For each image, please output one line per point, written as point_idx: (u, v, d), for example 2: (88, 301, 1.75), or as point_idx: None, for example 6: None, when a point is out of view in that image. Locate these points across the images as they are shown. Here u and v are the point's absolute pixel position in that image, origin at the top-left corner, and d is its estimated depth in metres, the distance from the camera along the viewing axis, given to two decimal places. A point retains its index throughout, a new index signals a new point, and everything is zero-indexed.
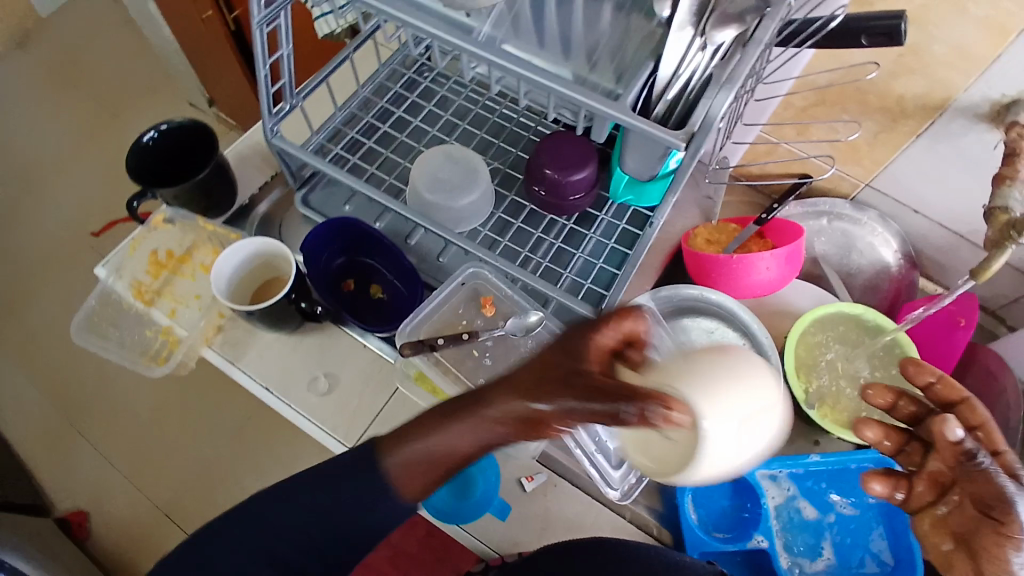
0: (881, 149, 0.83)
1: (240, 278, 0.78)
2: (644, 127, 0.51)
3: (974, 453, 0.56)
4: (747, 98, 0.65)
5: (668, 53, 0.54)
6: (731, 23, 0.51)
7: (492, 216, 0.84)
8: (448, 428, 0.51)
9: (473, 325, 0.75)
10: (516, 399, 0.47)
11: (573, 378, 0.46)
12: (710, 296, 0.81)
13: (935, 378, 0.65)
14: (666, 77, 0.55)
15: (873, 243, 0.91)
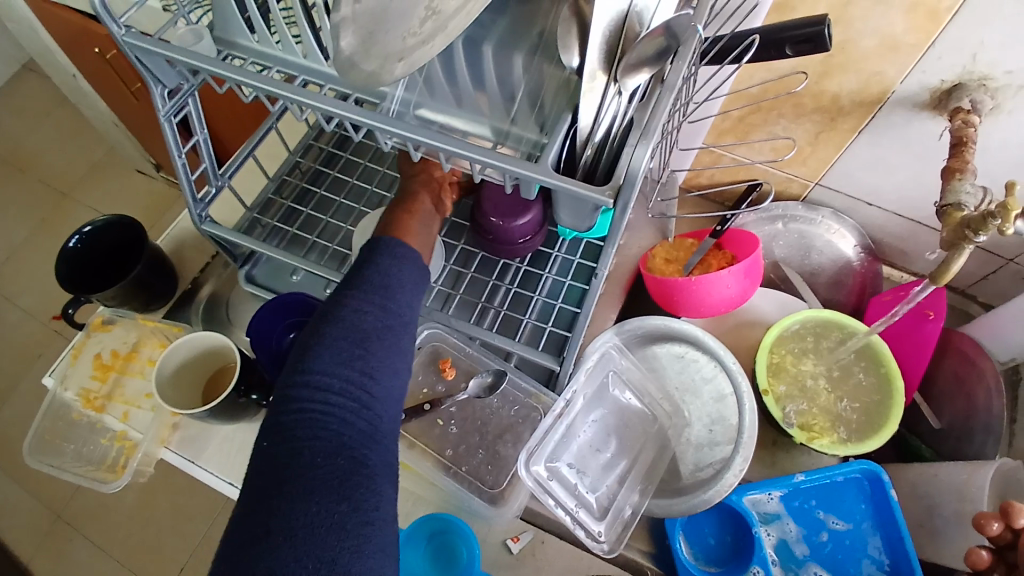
0: (824, 148, 0.81)
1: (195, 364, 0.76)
2: (569, 187, 0.49)
3: None
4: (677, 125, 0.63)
5: (585, 104, 0.51)
6: (640, 69, 0.49)
7: (444, 269, 0.82)
8: (405, 216, 0.61)
9: (435, 391, 0.72)
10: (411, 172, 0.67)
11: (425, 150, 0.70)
12: (676, 324, 0.79)
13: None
14: (587, 125, 0.52)
15: (831, 240, 0.89)
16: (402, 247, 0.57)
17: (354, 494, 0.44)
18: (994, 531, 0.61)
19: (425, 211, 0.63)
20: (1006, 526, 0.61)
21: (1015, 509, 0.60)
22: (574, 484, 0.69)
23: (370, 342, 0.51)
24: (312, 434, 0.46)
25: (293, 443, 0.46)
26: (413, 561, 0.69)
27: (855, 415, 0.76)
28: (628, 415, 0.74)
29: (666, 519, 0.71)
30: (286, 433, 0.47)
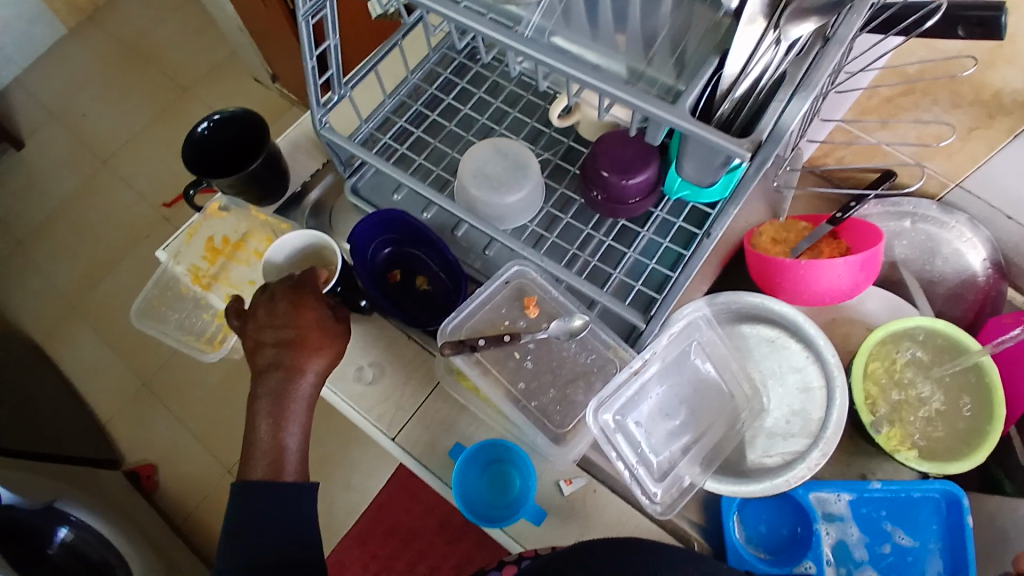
0: (974, 146, 0.74)
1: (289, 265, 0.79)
2: (703, 134, 0.46)
3: None
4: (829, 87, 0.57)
5: (736, 49, 0.48)
6: (809, 17, 0.46)
7: (542, 210, 0.81)
8: (285, 425, 0.70)
9: (515, 325, 0.73)
10: (298, 359, 0.70)
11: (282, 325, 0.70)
12: (776, 305, 0.76)
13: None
14: (732, 74, 0.49)
15: (959, 249, 0.82)
16: (280, 489, 0.68)
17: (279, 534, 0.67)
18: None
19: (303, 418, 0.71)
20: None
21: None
22: (637, 441, 0.69)
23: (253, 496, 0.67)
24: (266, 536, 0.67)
25: (264, 519, 0.66)
26: (468, 481, 0.73)
27: (945, 434, 0.72)
28: (705, 388, 0.72)
29: (725, 496, 0.70)
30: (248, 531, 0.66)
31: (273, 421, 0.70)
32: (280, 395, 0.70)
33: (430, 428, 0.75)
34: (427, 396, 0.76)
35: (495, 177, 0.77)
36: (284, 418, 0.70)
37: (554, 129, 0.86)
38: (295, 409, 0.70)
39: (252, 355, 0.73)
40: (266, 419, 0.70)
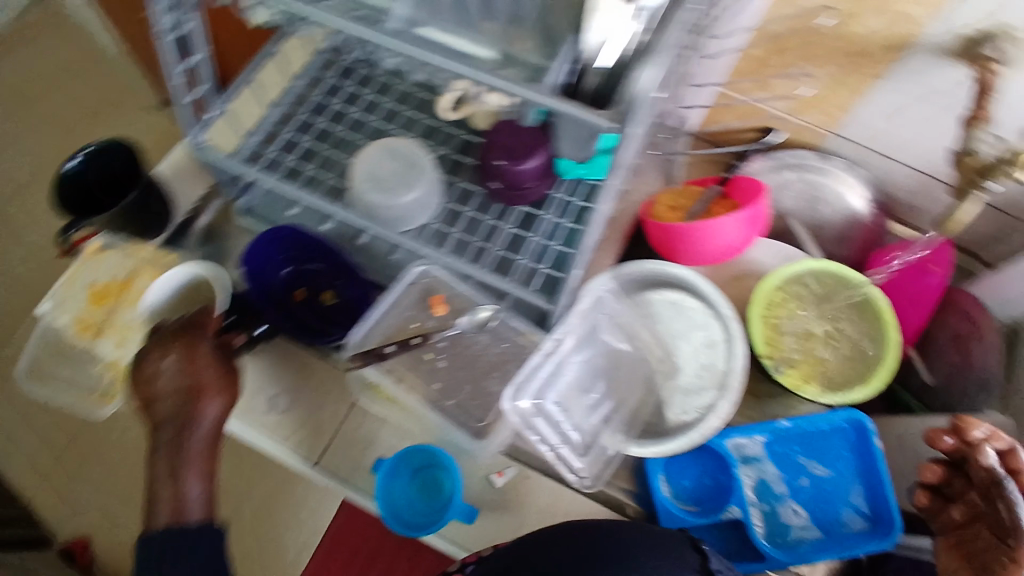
0: (844, 93, 0.76)
1: (176, 302, 0.76)
2: (565, 111, 0.47)
3: (1002, 480, 0.63)
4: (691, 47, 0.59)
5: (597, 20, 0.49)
6: None
7: (441, 207, 0.80)
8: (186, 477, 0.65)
9: (425, 325, 0.72)
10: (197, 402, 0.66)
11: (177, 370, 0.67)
12: (672, 269, 0.78)
13: (985, 433, 0.64)
14: (595, 45, 0.50)
15: (839, 191, 0.84)
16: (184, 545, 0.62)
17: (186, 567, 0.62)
18: (947, 446, 0.66)
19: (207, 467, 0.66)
20: (959, 440, 0.65)
21: (964, 422, 0.65)
22: (558, 421, 0.71)
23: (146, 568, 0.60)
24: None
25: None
26: (395, 492, 0.71)
27: (848, 367, 0.75)
28: (615, 358, 0.76)
29: (649, 461, 0.73)
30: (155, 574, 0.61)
31: (170, 478, 0.65)
32: (177, 446, 0.66)
33: (353, 446, 0.75)
34: (346, 413, 0.76)
35: (388, 178, 0.75)
36: (183, 469, 0.65)
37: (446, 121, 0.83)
38: (193, 458, 0.66)
39: (144, 409, 0.68)
40: (163, 478, 0.65)
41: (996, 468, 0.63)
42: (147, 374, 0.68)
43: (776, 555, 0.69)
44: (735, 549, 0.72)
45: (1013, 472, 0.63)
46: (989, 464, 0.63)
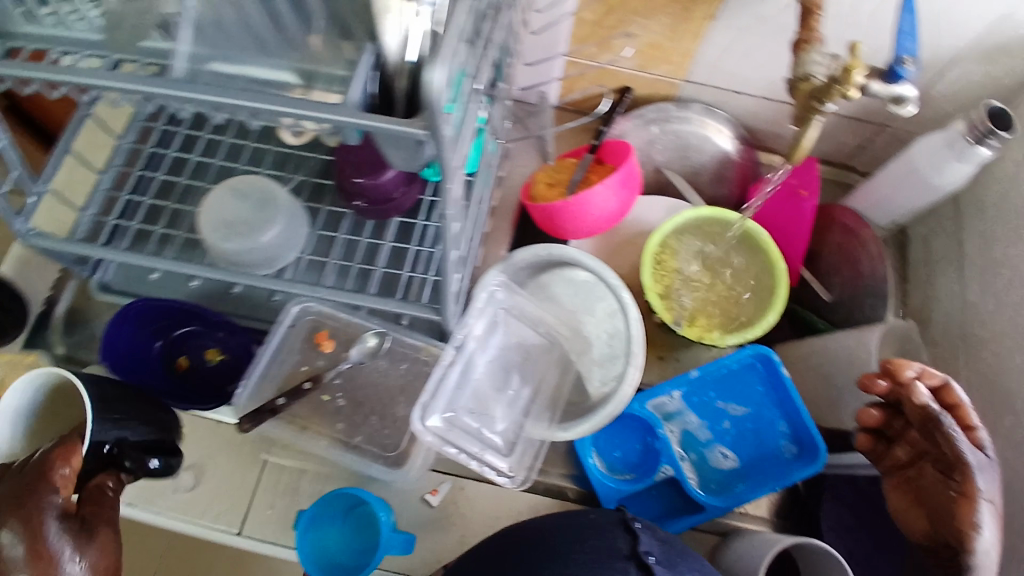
0: (683, 40, 0.75)
1: (38, 421, 0.62)
2: (376, 125, 0.45)
3: (939, 416, 0.60)
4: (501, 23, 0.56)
5: (389, 23, 0.47)
6: None
7: (311, 236, 0.75)
8: None
9: (316, 366, 0.69)
10: None
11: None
12: (557, 250, 0.76)
13: (917, 371, 0.62)
14: (395, 46, 0.48)
15: (707, 134, 0.84)
16: None
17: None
18: (883, 390, 0.64)
19: None
20: (893, 382, 0.63)
21: (895, 364, 0.63)
22: (475, 428, 0.69)
23: None
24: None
25: None
26: (323, 541, 0.66)
27: (746, 306, 0.76)
28: (520, 351, 0.75)
29: (577, 441, 0.73)
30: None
31: None
32: None
33: (275, 505, 0.71)
34: (259, 473, 0.72)
35: (239, 220, 0.71)
36: None
37: (296, 146, 0.78)
38: None
39: None
40: None
41: (932, 406, 0.60)
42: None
43: (712, 502, 0.70)
44: (678, 506, 0.73)
45: (951, 407, 0.61)
46: (924, 402, 0.60)
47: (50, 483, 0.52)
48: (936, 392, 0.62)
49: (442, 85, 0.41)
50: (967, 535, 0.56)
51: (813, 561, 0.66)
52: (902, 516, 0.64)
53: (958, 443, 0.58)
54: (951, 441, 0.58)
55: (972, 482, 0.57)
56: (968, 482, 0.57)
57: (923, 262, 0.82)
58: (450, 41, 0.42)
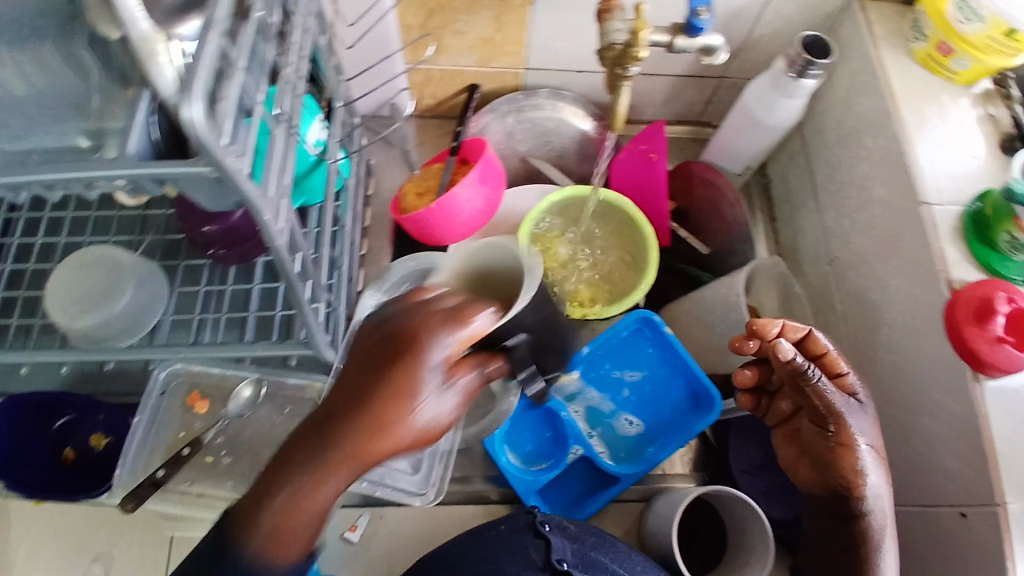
0: (511, 30, 0.75)
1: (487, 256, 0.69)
2: (162, 170, 0.44)
3: (805, 368, 0.57)
4: (291, 45, 0.55)
5: (156, 72, 0.45)
6: (189, 15, 0.46)
7: (173, 296, 0.73)
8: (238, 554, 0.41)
9: (194, 429, 0.68)
10: (351, 475, 0.39)
11: (341, 431, 0.39)
12: (433, 257, 0.72)
13: (778, 327, 0.60)
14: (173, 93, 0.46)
15: (564, 119, 0.85)
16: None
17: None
18: (753, 349, 0.61)
19: (313, 532, 0.41)
20: (761, 341, 0.61)
21: (759, 323, 0.61)
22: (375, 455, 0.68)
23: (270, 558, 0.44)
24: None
25: None
26: None
27: (629, 276, 0.77)
28: None
29: (486, 441, 0.71)
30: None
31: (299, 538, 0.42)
32: (289, 511, 0.39)
33: None
34: (168, 549, 0.70)
35: (90, 295, 0.68)
36: (306, 502, 0.39)
37: (141, 206, 0.75)
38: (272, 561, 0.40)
39: (286, 523, 0.40)
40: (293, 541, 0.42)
41: (798, 359, 0.57)
42: (406, 335, 0.40)
43: (620, 470, 0.71)
44: (594, 483, 0.74)
45: (819, 356, 0.61)
46: (789, 357, 0.57)
47: (463, 325, 0.41)
48: (802, 344, 0.62)
49: (205, 120, 0.41)
50: (854, 482, 0.57)
51: (730, 508, 0.68)
52: (792, 467, 0.63)
53: (828, 397, 0.57)
54: (822, 393, 0.58)
55: (847, 428, 0.57)
56: (844, 433, 0.57)
57: (787, 197, 0.84)
58: (201, 68, 0.42)
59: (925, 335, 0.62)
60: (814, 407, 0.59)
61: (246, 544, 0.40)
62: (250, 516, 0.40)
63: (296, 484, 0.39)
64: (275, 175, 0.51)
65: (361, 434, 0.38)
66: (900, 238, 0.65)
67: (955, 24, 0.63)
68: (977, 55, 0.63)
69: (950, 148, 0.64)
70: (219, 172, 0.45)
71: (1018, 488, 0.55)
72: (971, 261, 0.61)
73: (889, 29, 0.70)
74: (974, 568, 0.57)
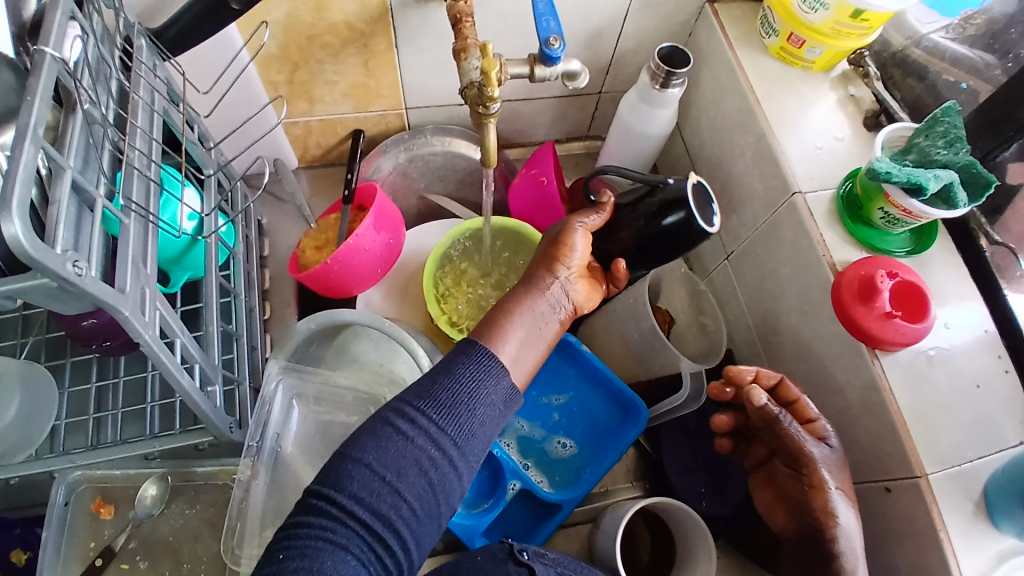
0: (383, 75, 0.75)
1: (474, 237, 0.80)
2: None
3: (777, 415, 0.58)
4: (134, 127, 0.52)
5: None
6: None
7: (64, 397, 0.69)
8: (432, 407, 0.44)
9: (105, 537, 0.65)
10: (535, 281, 0.53)
11: (552, 233, 0.57)
12: (342, 314, 0.70)
13: (753, 373, 0.60)
14: None
15: (453, 149, 0.83)
16: (406, 455, 0.42)
17: (448, 485, 0.43)
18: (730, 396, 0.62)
19: (524, 335, 0.50)
20: (737, 388, 0.61)
21: (734, 370, 0.60)
22: None
23: (412, 456, 0.42)
24: (366, 465, 0.41)
25: None
26: None
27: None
28: (333, 428, 0.70)
29: None
30: (453, 410, 0.44)
31: (482, 382, 0.45)
32: (497, 314, 0.51)
33: None
34: None
35: None
36: (505, 325, 0.50)
37: (21, 307, 0.71)
38: (530, 324, 0.51)
39: (519, 300, 0.52)
40: (478, 386, 0.45)
41: (770, 405, 0.58)
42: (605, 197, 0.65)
43: (558, 497, 0.70)
44: (538, 515, 0.73)
45: (791, 403, 0.61)
46: (762, 403, 0.58)
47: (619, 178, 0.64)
48: (776, 391, 0.61)
49: (30, 238, 0.38)
50: (827, 524, 0.56)
51: (675, 518, 0.68)
52: (768, 511, 0.63)
53: (801, 441, 0.57)
54: (794, 437, 0.57)
55: (817, 469, 0.57)
56: (816, 477, 0.57)
57: None
58: (17, 178, 0.39)
59: (819, 319, 0.64)
60: (785, 449, 0.59)
61: (476, 335, 0.49)
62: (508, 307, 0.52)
63: (527, 284, 0.53)
64: (131, 270, 0.48)
65: (548, 253, 0.55)
66: (781, 228, 0.67)
67: (801, 14, 0.64)
68: (828, 41, 0.65)
69: (814, 134, 0.67)
70: (61, 283, 0.42)
71: (934, 458, 0.56)
72: (852, 242, 0.63)
73: (742, 29, 0.72)
74: (905, 538, 0.58)
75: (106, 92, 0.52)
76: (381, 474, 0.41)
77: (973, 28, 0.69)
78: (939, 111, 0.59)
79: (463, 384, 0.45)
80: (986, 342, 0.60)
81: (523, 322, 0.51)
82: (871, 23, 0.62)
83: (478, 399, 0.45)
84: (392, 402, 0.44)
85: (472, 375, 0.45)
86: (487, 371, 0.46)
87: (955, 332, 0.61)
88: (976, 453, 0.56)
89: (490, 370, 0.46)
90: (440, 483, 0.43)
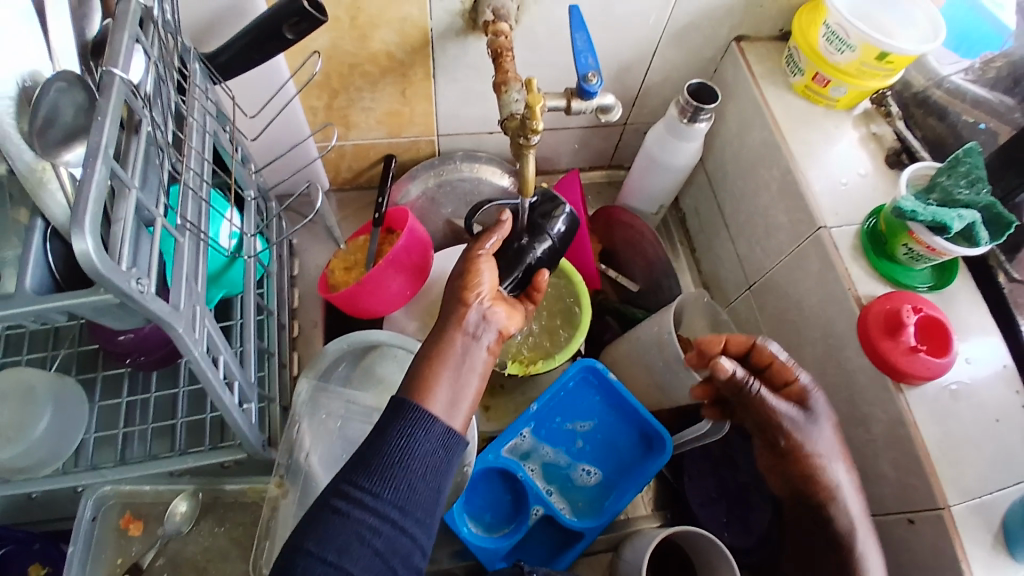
0: (418, 104, 0.77)
1: None
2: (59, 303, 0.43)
3: (746, 381, 0.58)
4: (189, 149, 0.54)
5: None
6: (78, 139, 0.44)
7: (93, 411, 0.69)
8: (367, 483, 0.45)
9: (132, 554, 0.65)
10: (450, 323, 0.53)
11: (457, 275, 0.58)
12: (373, 336, 0.71)
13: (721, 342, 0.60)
14: None
15: (482, 175, 0.86)
16: (350, 535, 0.43)
17: (397, 548, 0.44)
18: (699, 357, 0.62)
19: (452, 376, 0.50)
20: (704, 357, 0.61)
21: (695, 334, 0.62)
22: None
23: (351, 528, 0.44)
24: (306, 551, 0.43)
25: None
26: None
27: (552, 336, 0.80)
28: None
29: (447, 516, 0.68)
30: (386, 473, 0.45)
31: (405, 450, 0.46)
32: (421, 369, 0.51)
33: None
34: None
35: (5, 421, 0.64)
36: (431, 373, 0.50)
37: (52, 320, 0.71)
38: (458, 365, 0.51)
39: (444, 344, 0.52)
40: (405, 453, 0.46)
41: (739, 373, 0.57)
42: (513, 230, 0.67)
43: (580, 525, 0.70)
44: (558, 541, 0.73)
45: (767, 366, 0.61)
46: (730, 372, 0.57)
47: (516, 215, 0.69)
48: (749, 355, 0.61)
49: (101, 256, 0.39)
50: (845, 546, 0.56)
51: (697, 546, 0.68)
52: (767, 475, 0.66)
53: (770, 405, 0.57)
54: (764, 403, 0.58)
55: (795, 433, 0.59)
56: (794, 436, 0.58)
57: (701, 231, 0.89)
58: (88, 201, 0.39)
59: (844, 351, 0.65)
60: (761, 416, 0.60)
61: (405, 394, 0.49)
62: (430, 355, 0.52)
63: (443, 326, 0.54)
64: (184, 287, 0.49)
65: (458, 294, 0.56)
66: (807, 260, 0.68)
67: (827, 55, 0.67)
68: (853, 81, 0.68)
69: (837, 171, 0.69)
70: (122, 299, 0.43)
71: (958, 490, 0.57)
72: (876, 275, 0.64)
73: (767, 67, 0.75)
74: (929, 573, 0.58)
75: (165, 112, 0.53)
76: (325, 556, 0.43)
77: (995, 69, 0.72)
78: (961, 151, 0.61)
79: (391, 447, 0.46)
80: (1006, 375, 0.62)
81: (453, 364, 0.51)
82: (895, 66, 0.64)
83: (410, 454, 0.46)
84: (333, 482, 0.46)
85: (400, 436, 0.46)
86: (413, 429, 0.47)
87: (977, 365, 0.62)
88: (998, 485, 0.57)
89: (420, 423, 0.47)
90: (389, 549, 0.44)
